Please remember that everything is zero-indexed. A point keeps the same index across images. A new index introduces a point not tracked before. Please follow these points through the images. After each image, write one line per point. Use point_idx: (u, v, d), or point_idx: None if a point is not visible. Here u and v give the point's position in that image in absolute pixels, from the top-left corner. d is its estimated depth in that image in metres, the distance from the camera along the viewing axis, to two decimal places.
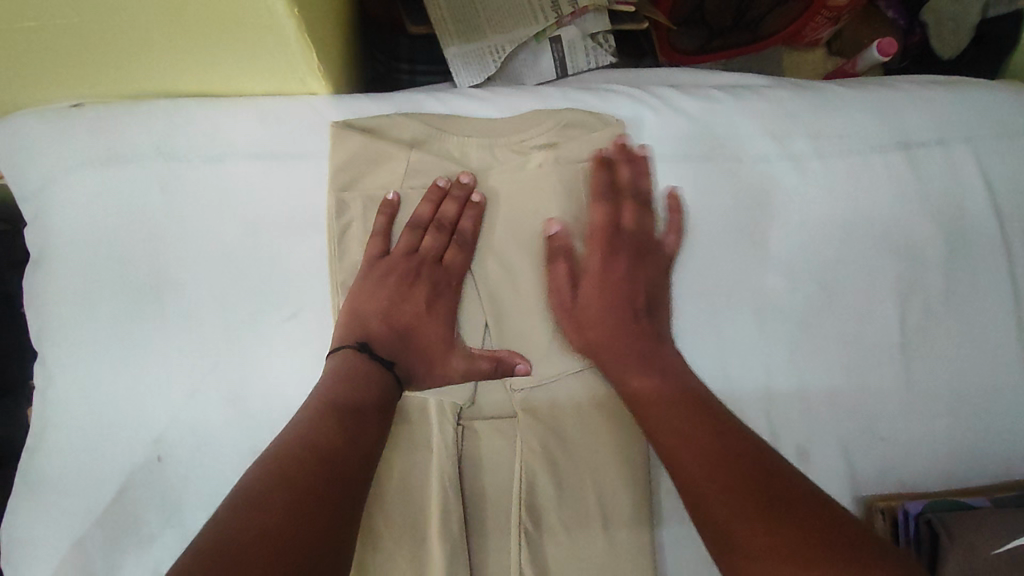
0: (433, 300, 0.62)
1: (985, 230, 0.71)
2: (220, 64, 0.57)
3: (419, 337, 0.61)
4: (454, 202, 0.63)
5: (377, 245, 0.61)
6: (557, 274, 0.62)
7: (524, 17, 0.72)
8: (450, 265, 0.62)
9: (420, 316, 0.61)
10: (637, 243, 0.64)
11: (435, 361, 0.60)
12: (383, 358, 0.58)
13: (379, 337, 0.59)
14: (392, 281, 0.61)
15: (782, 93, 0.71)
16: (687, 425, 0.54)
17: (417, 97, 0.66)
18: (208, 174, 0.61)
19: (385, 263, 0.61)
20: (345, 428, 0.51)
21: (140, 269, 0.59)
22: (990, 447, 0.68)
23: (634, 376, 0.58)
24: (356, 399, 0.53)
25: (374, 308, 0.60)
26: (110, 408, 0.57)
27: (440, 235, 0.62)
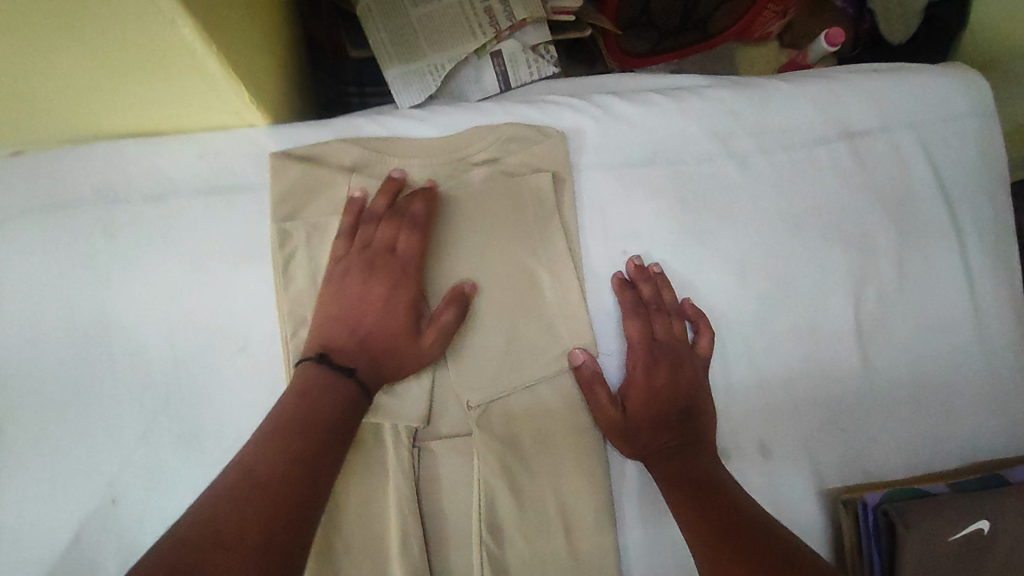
0: (393, 295, 0.60)
1: (932, 214, 0.71)
2: (152, 103, 0.57)
3: (383, 333, 0.59)
4: (408, 196, 0.62)
5: (340, 245, 0.62)
6: (595, 396, 0.62)
7: (462, 34, 0.73)
8: (407, 252, 0.61)
9: (383, 310, 0.60)
10: (668, 353, 0.64)
11: (404, 353, 0.59)
12: (342, 366, 0.57)
13: (342, 344, 0.58)
14: (351, 281, 0.60)
15: (724, 91, 0.71)
16: (705, 508, 0.57)
17: (355, 120, 0.66)
18: (150, 214, 0.61)
19: (345, 263, 0.61)
20: (290, 447, 0.50)
21: (87, 314, 0.59)
22: (952, 431, 0.68)
23: (669, 469, 0.61)
24: (315, 412, 0.53)
25: (337, 311, 0.59)
26: (64, 454, 0.58)
27: (393, 224, 0.61)
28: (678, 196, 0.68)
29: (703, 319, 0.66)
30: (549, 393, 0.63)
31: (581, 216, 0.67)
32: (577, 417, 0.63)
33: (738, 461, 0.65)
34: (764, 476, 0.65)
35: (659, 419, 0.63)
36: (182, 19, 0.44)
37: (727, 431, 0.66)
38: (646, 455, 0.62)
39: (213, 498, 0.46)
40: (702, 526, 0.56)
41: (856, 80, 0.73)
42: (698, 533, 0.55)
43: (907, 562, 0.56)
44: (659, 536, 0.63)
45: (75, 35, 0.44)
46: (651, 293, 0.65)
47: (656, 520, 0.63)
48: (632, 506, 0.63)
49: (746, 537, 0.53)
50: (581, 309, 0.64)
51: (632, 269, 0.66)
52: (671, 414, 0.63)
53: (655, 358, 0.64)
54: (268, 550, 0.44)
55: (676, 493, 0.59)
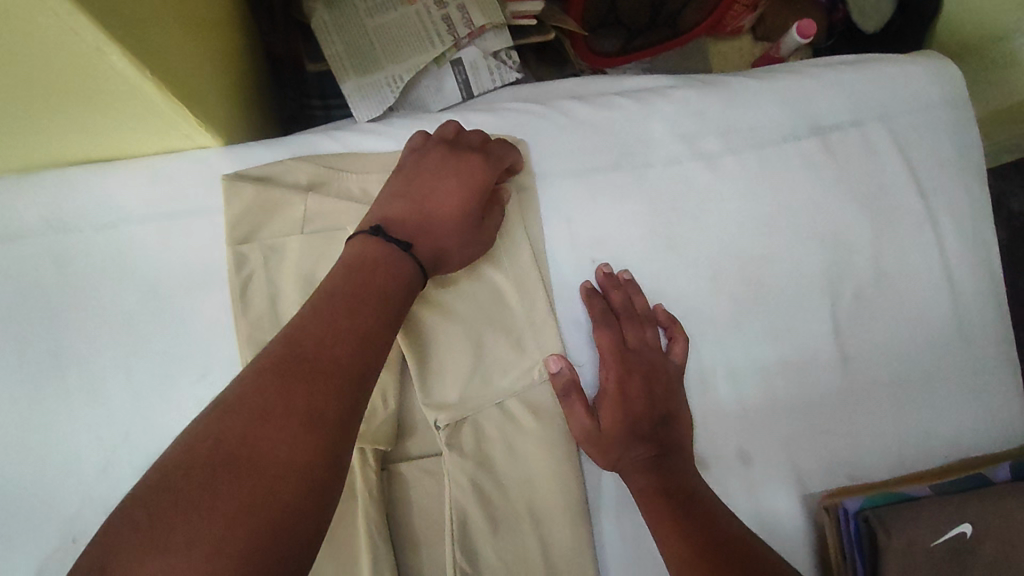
0: (463, 179, 0.59)
1: (907, 207, 0.70)
2: (94, 130, 0.55)
3: (444, 215, 0.58)
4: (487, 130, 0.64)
5: (416, 138, 0.62)
6: (573, 412, 0.60)
7: (420, 43, 0.72)
8: (487, 153, 0.61)
9: (448, 197, 0.59)
10: (643, 362, 0.62)
11: (458, 238, 0.59)
12: (398, 240, 0.55)
13: (398, 217, 0.57)
14: (425, 161, 0.60)
15: (688, 91, 0.70)
16: (684, 524, 0.55)
17: (311, 137, 0.64)
18: (103, 243, 0.59)
19: (419, 152, 0.61)
20: (334, 337, 0.48)
21: (40, 349, 0.58)
22: (935, 427, 0.67)
23: (646, 481, 0.58)
24: (366, 285, 0.51)
25: (402, 187, 0.59)
26: (21, 494, 0.56)
27: (477, 137, 0.62)
28: (646, 201, 0.67)
29: (676, 325, 0.64)
30: (519, 407, 0.61)
31: (546, 225, 0.65)
32: (550, 433, 0.61)
33: (718, 469, 0.64)
34: (745, 483, 0.64)
35: (636, 433, 0.60)
36: (109, 45, 0.43)
37: (705, 439, 0.64)
38: (623, 470, 0.60)
39: (220, 417, 0.42)
40: (681, 543, 0.54)
41: (824, 73, 0.71)
42: (678, 550, 0.54)
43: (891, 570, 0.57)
44: (639, 550, 0.61)
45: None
46: (622, 300, 0.64)
47: (635, 534, 0.62)
48: (610, 519, 0.62)
49: (724, 552, 0.52)
50: (550, 320, 0.63)
51: (601, 277, 0.64)
52: (646, 428, 0.60)
53: (629, 368, 0.62)
54: (299, 450, 0.42)
55: (654, 507, 0.56)
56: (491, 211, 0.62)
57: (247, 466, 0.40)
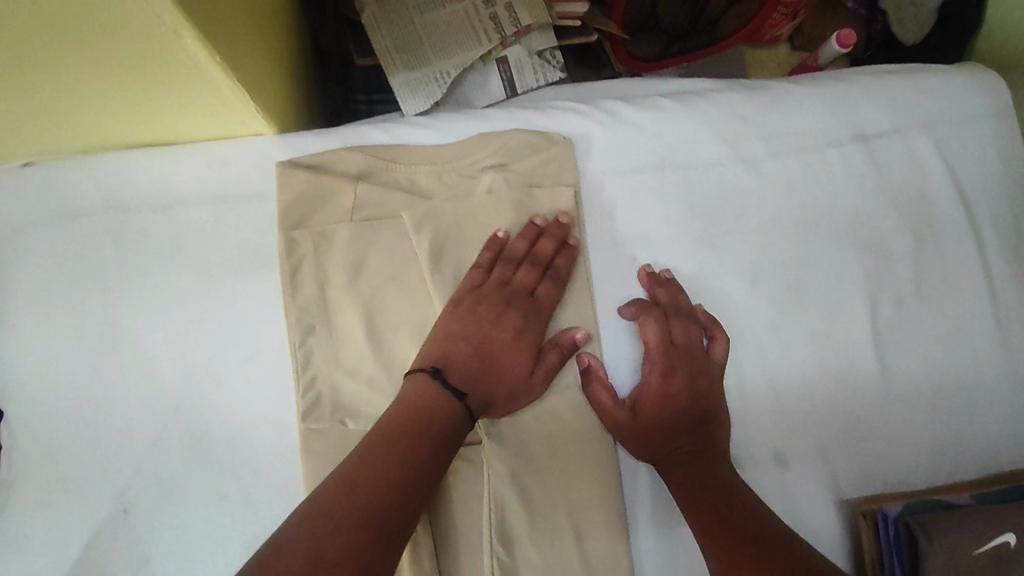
0: (517, 336, 0.61)
1: (951, 216, 0.70)
2: (159, 113, 0.57)
3: (501, 356, 0.60)
4: (551, 239, 0.63)
5: (474, 276, 0.62)
6: (599, 401, 0.61)
7: (468, 41, 0.73)
8: (541, 300, 0.62)
9: (506, 348, 0.60)
10: (687, 358, 0.62)
11: (512, 394, 0.59)
12: (455, 389, 0.56)
13: (456, 361, 0.58)
14: (485, 301, 0.61)
15: (733, 95, 0.70)
16: (727, 510, 0.54)
17: (362, 128, 0.66)
18: (160, 224, 0.61)
19: (477, 293, 0.61)
20: (412, 439, 0.52)
21: (98, 324, 0.60)
22: (974, 438, 0.66)
23: (687, 472, 0.58)
24: (427, 429, 0.53)
25: (455, 335, 0.59)
26: (74, 463, 0.57)
27: (535, 270, 0.62)
28: (689, 203, 0.67)
29: (718, 325, 0.64)
30: (557, 400, 0.62)
31: (589, 222, 0.66)
32: (590, 429, 0.62)
33: (753, 470, 0.64)
34: (780, 486, 0.64)
35: (674, 423, 0.60)
36: (184, 28, 0.45)
37: (742, 441, 0.64)
38: (659, 463, 0.60)
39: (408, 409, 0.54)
40: (723, 531, 0.53)
41: (867, 81, 0.72)
42: (720, 538, 0.53)
43: None
44: (673, 547, 0.61)
45: (77, 47, 0.44)
46: (667, 297, 0.64)
47: (670, 531, 0.62)
48: (644, 516, 0.62)
49: (769, 535, 0.52)
50: (590, 313, 0.64)
51: (643, 277, 0.65)
52: (688, 422, 0.60)
53: (673, 363, 0.62)
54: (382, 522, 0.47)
55: (695, 497, 0.56)
56: (553, 352, 0.61)
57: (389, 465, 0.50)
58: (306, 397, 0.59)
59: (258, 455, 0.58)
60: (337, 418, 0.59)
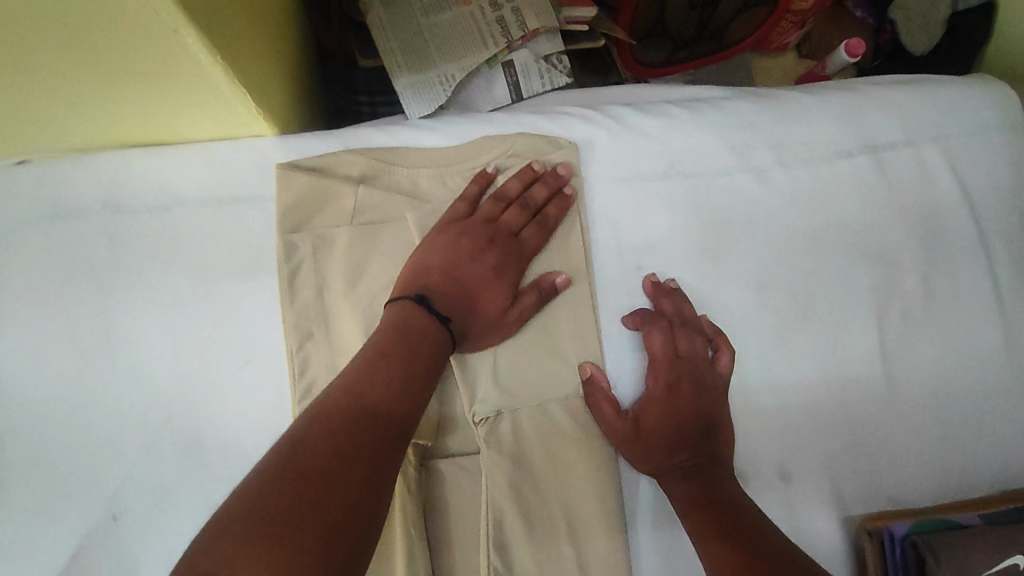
0: (499, 271, 0.60)
1: (960, 230, 0.69)
2: (158, 112, 0.56)
3: (481, 288, 0.60)
4: (545, 186, 0.63)
5: (460, 207, 0.62)
6: (601, 412, 0.60)
7: (474, 44, 0.72)
8: (526, 242, 0.62)
9: (487, 280, 0.60)
10: (692, 369, 0.61)
11: (483, 326, 0.59)
12: (436, 313, 0.56)
13: (437, 285, 0.58)
14: (472, 233, 0.61)
15: (741, 103, 0.69)
16: (730, 527, 0.54)
17: (364, 130, 0.64)
18: (158, 224, 0.60)
19: (463, 224, 0.61)
20: (403, 367, 0.52)
21: (91, 326, 0.58)
22: (982, 455, 0.65)
23: (688, 484, 0.57)
24: (406, 344, 0.54)
25: (438, 260, 0.59)
26: (64, 467, 0.56)
27: (523, 213, 0.63)
28: (695, 211, 0.66)
29: (723, 337, 0.63)
30: (558, 409, 0.61)
31: (594, 229, 0.65)
32: (591, 439, 0.61)
33: (757, 485, 0.63)
34: (784, 501, 0.62)
35: (676, 434, 0.59)
36: (185, 29, 0.44)
37: (746, 454, 0.63)
38: (661, 476, 0.59)
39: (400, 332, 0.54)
40: (726, 549, 0.53)
41: (877, 92, 0.71)
42: (723, 556, 0.52)
43: None
44: (673, 561, 0.60)
45: (73, 43, 0.43)
46: (673, 307, 0.63)
47: (671, 546, 0.61)
48: (645, 530, 0.61)
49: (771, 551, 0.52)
50: (593, 322, 0.63)
51: (648, 287, 0.64)
52: (692, 435, 0.59)
53: (677, 375, 0.61)
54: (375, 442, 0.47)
55: (697, 512, 0.55)
56: (529, 293, 0.61)
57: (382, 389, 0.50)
58: (303, 404, 0.58)
59: (252, 462, 0.57)
60: None
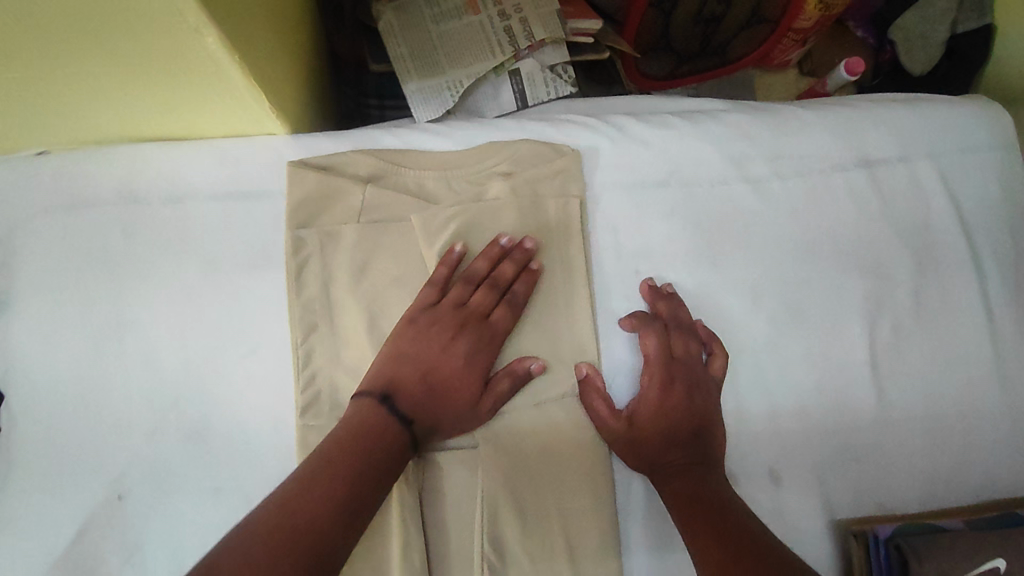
0: (471, 361, 0.60)
1: (952, 243, 0.70)
2: (175, 108, 0.58)
3: (449, 382, 0.59)
4: (512, 263, 0.62)
5: (429, 294, 0.61)
6: (597, 408, 0.61)
7: (483, 52, 0.74)
8: (496, 324, 0.61)
9: (456, 372, 0.59)
10: (685, 370, 0.62)
11: (464, 417, 0.59)
12: (402, 416, 0.56)
13: (405, 381, 0.58)
14: (439, 324, 0.60)
15: (740, 116, 0.71)
16: (721, 523, 0.54)
17: (373, 132, 0.67)
18: (171, 215, 0.62)
19: (432, 313, 0.60)
20: (360, 456, 0.52)
21: (104, 313, 0.60)
22: (969, 465, 0.66)
23: (681, 482, 0.58)
24: (378, 449, 0.54)
25: (404, 350, 0.59)
26: (73, 449, 0.58)
27: (492, 294, 0.62)
28: (692, 219, 0.68)
29: (717, 342, 0.65)
30: (554, 408, 0.62)
31: (594, 233, 0.67)
32: (586, 437, 0.62)
33: (747, 488, 0.64)
34: (774, 504, 0.64)
35: (672, 438, 0.60)
36: (206, 27, 0.46)
37: (737, 457, 0.64)
38: (654, 473, 0.60)
39: (362, 424, 0.55)
40: (715, 543, 0.53)
41: (874, 109, 0.73)
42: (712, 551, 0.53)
43: None
44: (663, 559, 0.62)
45: (100, 40, 0.45)
46: (668, 309, 0.64)
47: (662, 544, 0.62)
48: (636, 528, 0.62)
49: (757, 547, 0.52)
50: (590, 323, 0.64)
51: (645, 290, 0.65)
52: (685, 434, 0.60)
53: (672, 375, 0.62)
54: (327, 538, 0.48)
55: (688, 509, 0.56)
56: (505, 383, 0.61)
57: (334, 479, 0.50)
58: (306, 393, 0.60)
59: (255, 449, 0.59)
60: (336, 416, 0.59)
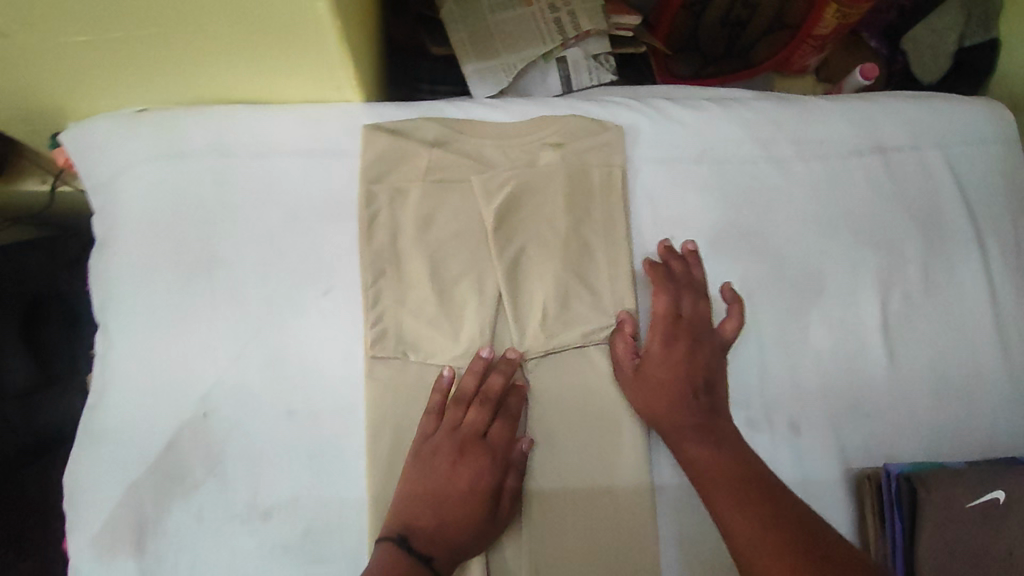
0: (477, 476, 0.62)
1: (959, 225, 0.77)
2: (270, 70, 0.66)
3: (457, 493, 0.62)
4: (500, 375, 0.65)
5: (426, 424, 0.64)
6: (615, 352, 0.68)
7: (534, 38, 0.82)
8: (495, 441, 0.64)
9: (463, 494, 0.62)
10: (690, 330, 0.68)
11: (486, 534, 0.62)
12: (420, 553, 0.59)
13: (421, 526, 0.60)
14: (439, 458, 0.63)
15: (767, 104, 0.79)
16: (736, 480, 0.60)
17: (438, 104, 0.74)
18: (257, 168, 0.69)
19: (432, 442, 0.63)
20: None
21: (194, 251, 0.67)
22: (972, 425, 0.72)
23: (693, 445, 0.63)
24: None
25: (415, 492, 0.62)
26: (164, 369, 0.65)
27: (485, 408, 0.64)
28: (722, 193, 0.75)
29: (739, 303, 0.70)
30: (595, 354, 0.69)
31: (633, 201, 0.74)
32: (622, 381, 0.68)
33: (768, 435, 0.70)
34: (792, 452, 0.70)
35: (679, 403, 0.65)
36: None
37: (760, 407, 0.70)
38: (662, 426, 0.65)
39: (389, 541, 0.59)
40: (732, 500, 0.58)
41: (888, 103, 0.80)
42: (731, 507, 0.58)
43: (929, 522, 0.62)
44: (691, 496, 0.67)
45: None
46: (683, 269, 0.71)
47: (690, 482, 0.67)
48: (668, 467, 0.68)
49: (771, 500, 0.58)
50: (629, 281, 0.71)
51: (661, 251, 0.72)
52: (691, 390, 0.65)
53: (677, 333, 0.67)
54: None
55: (701, 467, 0.61)
56: (512, 473, 0.64)
57: None
58: (374, 329, 0.66)
59: (326, 377, 0.66)
60: (401, 350, 0.66)
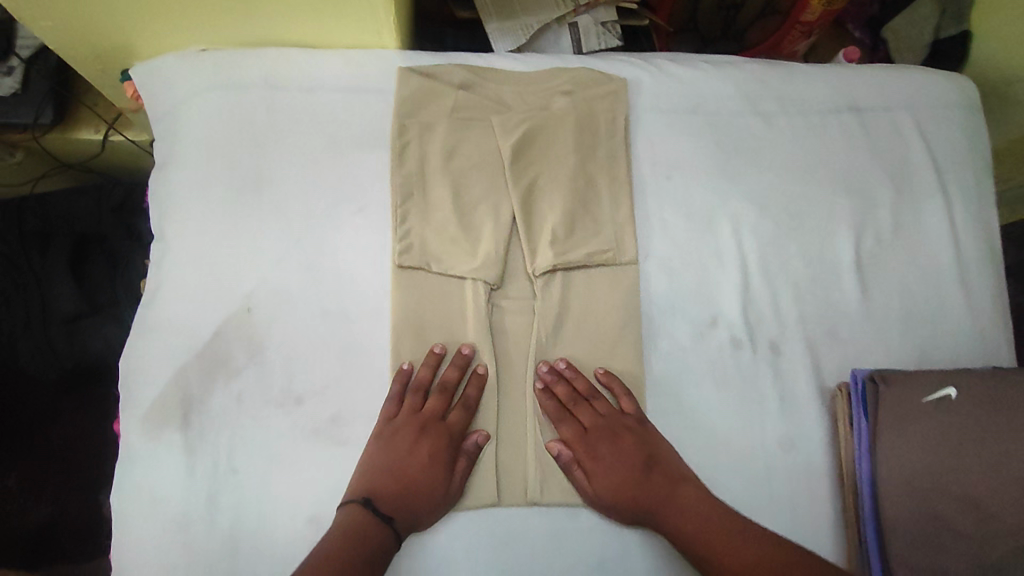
0: (435, 448, 0.69)
1: (926, 176, 0.86)
2: (320, 15, 0.76)
3: (417, 468, 0.68)
4: (455, 367, 0.72)
5: (392, 408, 0.70)
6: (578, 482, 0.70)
7: (550, 4, 0.91)
8: (452, 424, 0.70)
9: (425, 467, 0.68)
10: (612, 426, 0.71)
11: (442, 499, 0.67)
12: (383, 513, 0.64)
13: (382, 491, 0.66)
14: (399, 436, 0.69)
15: (755, 67, 0.88)
16: (701, 518, 0.64)
17: (463, 54, 0.84)
18: (302, 102, 0.78)
19: (394, 424, 0.69)
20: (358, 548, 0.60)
21: (244, 169, 0.76)
22: (934, 351, 0.81)
23: (670, 520, 0.66)
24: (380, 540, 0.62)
25: (381, 464, 0.68)
26: (214, 270, 0.73)
27: (443, 398, 0.71)
28: (713, 140, 0.84)
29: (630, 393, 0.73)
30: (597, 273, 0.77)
31: (635, 144, 0.83)
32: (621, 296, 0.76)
33: (752, 351, 0.77)
34: (773, 367, 0.77)
35: (630, 478, 0.69)
36: None
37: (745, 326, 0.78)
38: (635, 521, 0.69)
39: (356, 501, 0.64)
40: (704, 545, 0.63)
41: (863, 71, 0.90)
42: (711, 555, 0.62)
43: (888, 413, 0.71)
44: (680, 399, 0.75)
45: None
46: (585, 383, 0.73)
47: (680, 387, 0.75)
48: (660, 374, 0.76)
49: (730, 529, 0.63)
50: (629, 211, 0.79)
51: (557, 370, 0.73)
52: (641, 464, 0.69)
53: (597, 438, 0.71)
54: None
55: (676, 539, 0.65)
56: (463, 456, 0.70)
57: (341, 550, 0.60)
58: (401, 243, 0.74)
59: (358, 283, 0.74)
60: (424, 260, 0.74)
